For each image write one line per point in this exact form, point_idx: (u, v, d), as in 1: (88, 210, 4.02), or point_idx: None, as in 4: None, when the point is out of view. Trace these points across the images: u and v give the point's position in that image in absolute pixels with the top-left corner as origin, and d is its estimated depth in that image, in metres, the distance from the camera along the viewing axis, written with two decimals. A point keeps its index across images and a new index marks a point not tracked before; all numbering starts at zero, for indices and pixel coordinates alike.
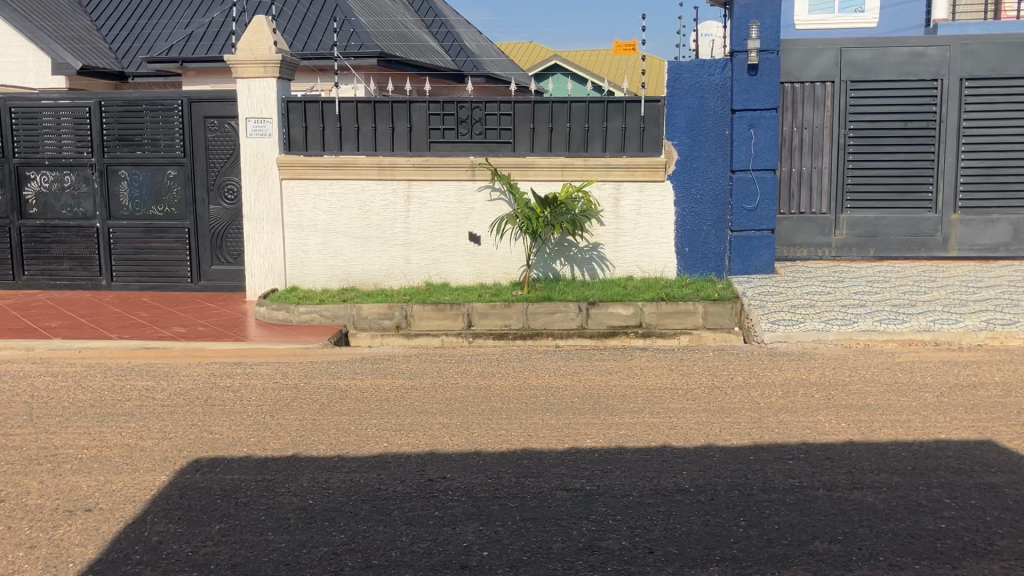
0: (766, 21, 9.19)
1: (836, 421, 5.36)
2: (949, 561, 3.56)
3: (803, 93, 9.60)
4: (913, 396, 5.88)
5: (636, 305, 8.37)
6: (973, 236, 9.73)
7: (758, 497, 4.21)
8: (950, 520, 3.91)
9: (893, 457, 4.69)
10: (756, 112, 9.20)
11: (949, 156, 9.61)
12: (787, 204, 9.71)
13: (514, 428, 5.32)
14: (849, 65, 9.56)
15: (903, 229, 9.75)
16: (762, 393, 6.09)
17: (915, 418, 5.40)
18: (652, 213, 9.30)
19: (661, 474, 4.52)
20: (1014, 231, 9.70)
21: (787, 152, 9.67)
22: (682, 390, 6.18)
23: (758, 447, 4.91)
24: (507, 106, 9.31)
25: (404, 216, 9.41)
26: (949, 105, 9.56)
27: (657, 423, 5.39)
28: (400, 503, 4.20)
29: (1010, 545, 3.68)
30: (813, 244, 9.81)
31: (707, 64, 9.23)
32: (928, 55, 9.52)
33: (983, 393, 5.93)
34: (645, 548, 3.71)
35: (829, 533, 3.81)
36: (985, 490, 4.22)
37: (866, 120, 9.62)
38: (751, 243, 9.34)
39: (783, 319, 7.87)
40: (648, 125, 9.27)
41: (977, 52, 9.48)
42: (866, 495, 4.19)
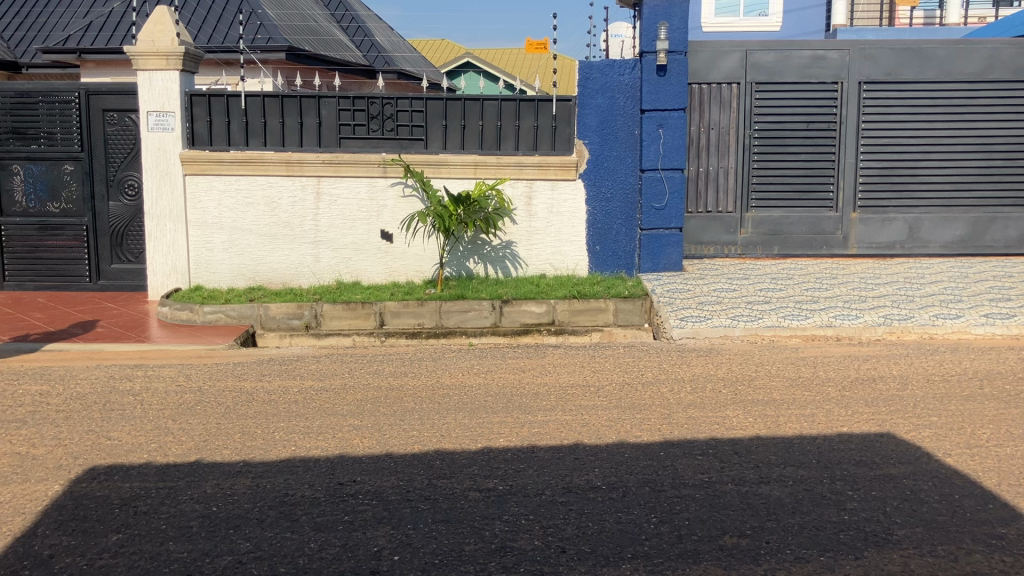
0: (675, 22, 9.35)
1: (743, 415, 5.47)
2: (851, 551, 3.64)
3: (710, 93, 9.80)
4: (816, 390, 6.05)
5: (549, 303, 8.38)
6: (871, 234, 10.04)
7: (668, 493, 4.25)
8: (852, 512, 4.01)
9: (797, 451, 4.80)
10: (664, 112, 9.37)
11: (849, 156, 9.90)
12: (694, 202, 9.94)
13: (425, 428, 5.26)
14: (754, 67, 9.77)
15: (805, 228, 10.03)
16: (671, 388, 6.18)
17: (819, 411, 5.54)
18: (564, 211, 9.36)
19: (574, 472, 4.52)
20: (909, 230, 10.03)
21: (695, 152, 9.86)
22: (594, 387, 6.22)
23: (668, 442, 4.97)
24: (419, 102, 9.23)
25: (313, 213, 9.23)
26: (849, 106, 9.85)
27: (570, 421, 5.41)
28: (308, 508, 4.10)
29: (909, 534, 3.79)
30: (720, 242, 10.05)
31: (617, 64, 9.33)
32: (829, 59, 9.79)
33: (882, 386, 6.14)
34: (558, 547, 3.71)
35: (737, 528, 3.86)
36: (885, 481, 4.34)
37: (770, 121, 9.86)
38: (659, 242, 9.53)
39: (691, 316, 8.01)
40: (560, 123, 9.33)
41: (874, 57, 9.79)
42: (773, 489, 4.27)
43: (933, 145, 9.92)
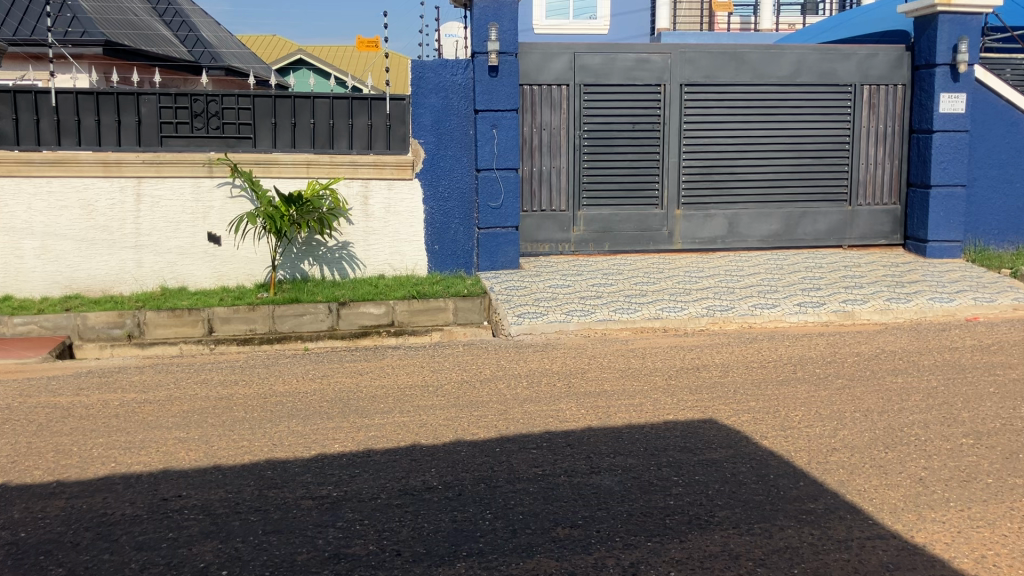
0: (505, 23, 9.46)
1: (575, 408, 5.61)
2: (676, 535, 3.80)
3: (541, 94, 10.00)
4: (645, 380, 6.29)
5: (387, 303, 8.30)
6: (694, 230, 10.52)
7: (504, 488, 4.30)
8: (677, 496, 4.18)
9: (626, 440, 4.96)
10: (497, 112, 9.47)
11: (672, 155, 10.32)
12: (528, 201, 10.12)
13: (257, 437, 5.11)
14: (582, 69, 10.03)
15: (633, 225, 10.39)
16: (508, 384, 6.26)
17: (647, 401, 5.74)
18: (400, 211, 9.31)
19: (410, 473, 4.51)
20: (729, 225, 10.56)
21: (528, 152, 10.04)
22: (431, 387, 6.21)
23: (503, 438, 5.03)
24: (246, 100, 8.97)
25: (134, 216, 8.78)
26: (671, 107, 10.27)
27: (407, 422, 5.39)
28: (128, 527, 3.90)
29: (729, 514, 3.98)
30: (554, 240, 10.26)
31: (450, 64, 9.36)
32: (652, 62, 10.17)
33: (705, 374, 6.45)
34: (393, 551, 3.68)
35: (569, 519, 3.96)
36: (708, 465, 4.55)
37: (599, 122, 10.16)
38: (497, 241, 9.60)
39: (527, 313, 8.15)
40: (394, 122, 9.29)
41: (694, 60, 10.25)
42: (604, 478, 4.40)
43: (748, 145, 10.47)
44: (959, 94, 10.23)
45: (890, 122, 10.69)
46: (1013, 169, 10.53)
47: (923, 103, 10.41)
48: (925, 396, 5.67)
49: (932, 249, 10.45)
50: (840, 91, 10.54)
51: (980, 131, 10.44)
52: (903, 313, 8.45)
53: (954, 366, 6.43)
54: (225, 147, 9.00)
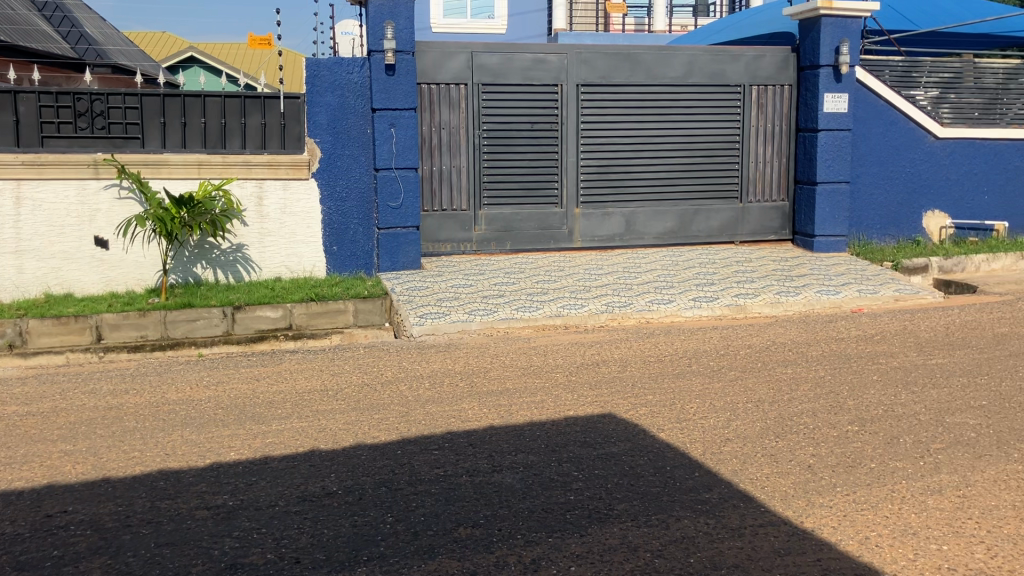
0: (401, 22, 9.38)
1: (477, 407, 5.62)
2: (576, 529, 3.84)
3: (438, 93, 9.97)
4: (546, 377, 6.34)
5: (285, 306, 8.15)
6: (593, 228, 10.66)
7: (405, 491, 4.27)
8: (578, 491, 4.23)
9: (528, 438, 4.99)
10: (394, 111, 9.40)
11: (570, 154, 10.44)
12: (428, 201, 10.08)
13: (149, 447, 4.95)
14: (479, 69, 10.05)
15: (534, 223, 10.46)
16: (409, 385, 6.23)
17: (548, 398, 5.80)
18: (297, 211, 9.15)
19: (309, 479, 4.44)
20: (626, 223, 10.74)
21: (427, 151, 10.00)
22: (331, 391, 6.13)
23: (404, 440, 5.00)
24: (133, 98, 8.68)
25: (13, 220, 8.39)
26: (568, 107, 10.38)
27: (306, 427, 5.30)
28: (9, 547, 3.72)
29: (628, 507, 4.05)
30: (455, 240, 10.25)
31: (345, 62, 9.24)
32: (549, 62, 10.26)
33: (605, 369, 6.55)
34: (291, 558, 3.62)
35: (471, 519, 3.96)
36: (607, 459, 4.62)
37: (497, 121, 10.19)
38: (397, 241, 9.54)
39: (429, 313, 8.12)
40: (289, 121, 9.13)
41: (589, 61, 10.39)
42: (505, 476, 4.42)
43: (644, 144, 10.67)
44: (841, 94, 10.63)
45: (778, 121, 11.06)
46: (892, 166, 11.02)
47: (808, 103, 10.79)
48: (813, 386, 5.88)
49: (819, 243, 10.85)
50: (730, 91, 10.84)
51: (862, 130, 10.88)
52: (792, 306, 8.75)
53: (840, 356, 6.69)
54: (110, 147, 8.68)
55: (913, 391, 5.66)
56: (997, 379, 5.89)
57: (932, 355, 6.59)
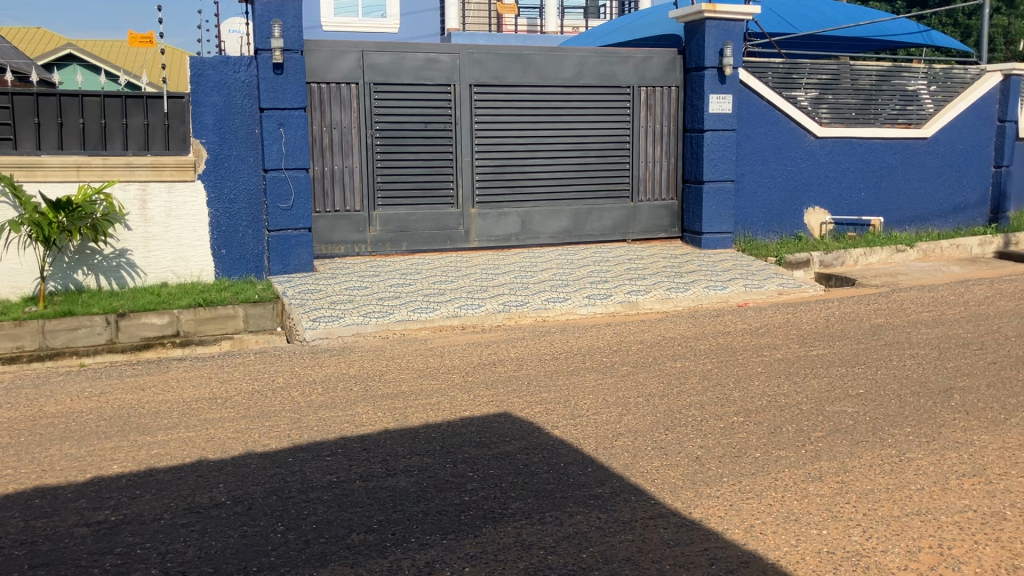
0: (289, 20, 9.21)
1: (372, 411, 5.56)
2: (470, 530, 3.84)
3: (329, 93, 9.83)
4: (442, 379, 6.31)
5: (171, 313, 7.90)
6: (489, 228, 10.68)
7: (296, 499, 4.19)
8: (472, 492, 4.23)
9: (423, 440, 4.97)
10: (283, 111, 9.23)
11: (465, 154, 10.44)
12: (321, 202, 9.93)
13: (24, 464, 4.72)
14: (371, 68, 9.95)
15: (430, 224, 10.42)
16: (302, 391, 6.11)
17: (444, 399, 5.78)
18: (183, 215, 8.90)
19: (196, 490, 4.31)
20: (522, 223, 10.81)
21: (319, 152, 9.85)
22: (221, 399, 5.97)
23: (296, 447, 4.91)
24: (5, 98, 8.29)
25: None
26: (461, 107, 10.38)
27: (193, 437, 5.15)
28: None
29: (522, 506, 4.07)
30: (350, 241, 10.12)
31: (232, 61, 9.02)
32: (441, 62, 10.24)
33: (500, 368, 6.57)
34: (177, 573, 3.51)
35: (364, 524, 3.91)
36: (501, 459, 4.64)
37: (390, 121, 10.11)
38: (288, 243, 9.36)
39: (323, 316, 8.00)
40: (173, 121, 8.84)
41: (482, 61, 10.41)
42: (399, 480, 4.38)
43: (538, 144, 10.76)
44: (725, 95, 10.95)
45: (666, 121, 11.31)
46: (775, 165, 11.41)
47: (694, 103, 11.07)
48: (701, 379, 6.04)
49: (707, 240, 11.15)
50: (619, 92, 11.03)
51: (746, 129, 11.22)
52: (682, 301, 8.97)
53: (727, 349, 6.90)
54: None
55: (795, 382, 5.88)
56: (872, 367, 6.17)
57: (814, 346, 6.85)
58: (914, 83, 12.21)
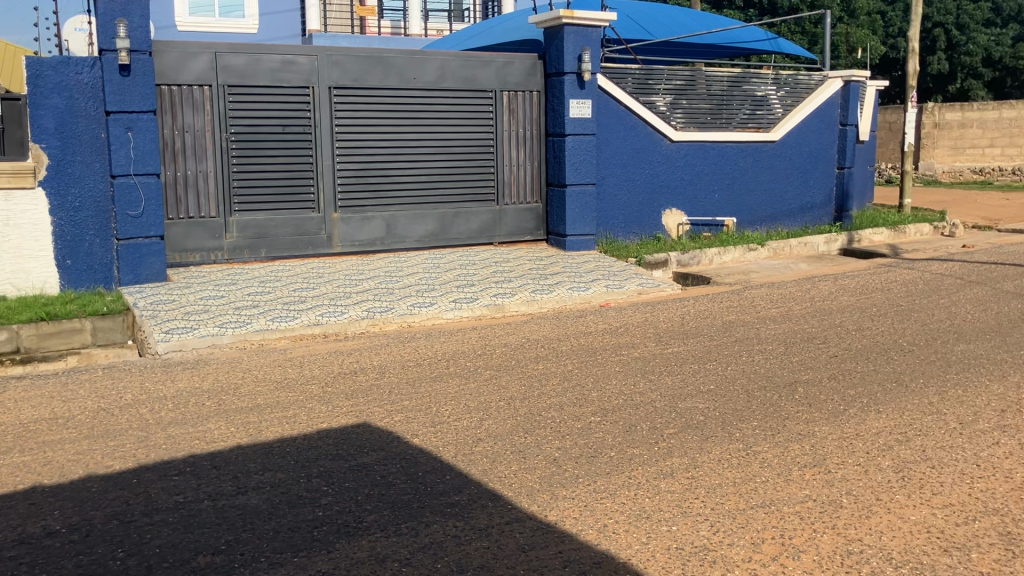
0: (135, 20, 8.80)
1: (224, 427, 5.36)
2: (323, 547, 3.75)
3: (181, 96, 9.48)
4: (300, 390, 6.15)
5: (10, 328, 7.43)
6: (352, 233, 10.52)
7: (139, 523, 3.99)
8: (326, 507, 4.13)
9: (277, 455, 4.83)
10: (132, 114, 8.82)
11: (326, 158, 10.24)
12: (174, 208, 9.56)
13: None
14: (224, 70, 9.65)
15: (290, 229, 10.18)
16: (151, 408, 5.84)
17: (301, 411, 5.64)
18: (22, 224, 8.45)
19: (29, 519, 4.05)
20: (386, 227, 10.69)
21: (170, 156, 9.48)
22: (61, 419, 5.64)
23: (141, 468, 4.69)
24: None
25: None
26: (321, 110, 10.18)
27: (28, 462, 4.84)
28: None
29: (377, 518, 4.00)
30: (205, 249, 9.77)
31: (73, 61, 8.57)
32: (298, 64, 10.03)
33: (361, 377, 6.46)
34: None
35: (211, 546, 3.76)
36: (358, 471, 4.55)
37: (246, 124, 9.82)
38: (139, 252, 8.94)
39: (176, 328, 7.69)
40: (8, 125, 8.38)
41: (341, 63, 10.24)
42: (251, 498, 4.24)
43: (401, 148, 10.66)
44: (585, 100, 11.14)
45: (528, 125, 11.41)
46: (634, 168, 11.69)
47: (555, 108, 11.21)
48: (561, 380, 6.11)
49: (570, 242, 11.32)
50: (482, 96, 11.06)
51: (606, 134, 11.44)
52: (546, 303, 9.05)
53: (587, 350, 7.00)
54: None
55: (651, 380, 6.01)
56: (724, 363, 6.38)
57: (670, 345, 7.04)
58: (763, 89, 12.71)
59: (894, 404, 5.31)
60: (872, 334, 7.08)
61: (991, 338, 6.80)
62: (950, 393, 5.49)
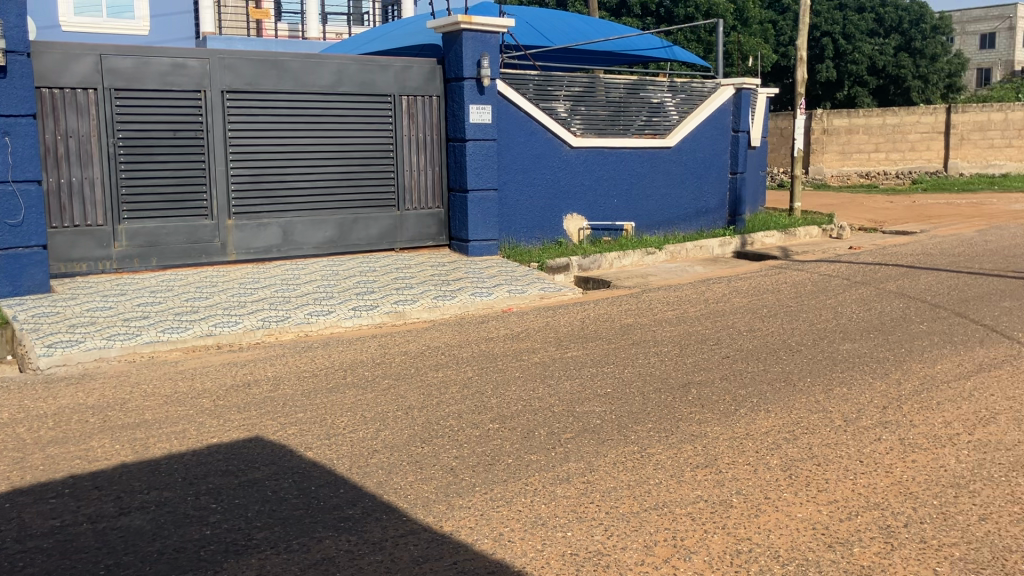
0: (11, 19, 8.40)
1: (108, 445, 5.14)
2: (210, 567, 3.62)
3: (63, 99, 9.10)
4: (190, 404, 5.95)
5: None
6: (248, 240, 10.27)
7: (11, 550, 3.79)
8: (214, 525, 4.00)
9: (163, 473, 4.65)
10: (9, 118, 8.45)
11: (219, 164, 9.97)
12: (58, 216, 9.18)
13: None
14: (110, 73, 9.32)
15: (182, 237, 9.88)
16: (29, 427, 5.56)
17: (190, 426, 5.46)
18: None
19: None
20: (283, 234, 10.47)
21: (53, 162, 9.10)
22: None
23: (16, 491, 4.45)
24: None
25: None
26: (213, 115, 9.91)
27: None
28: None
29: (268, 535, 3.89)
30: (92, 257, 9.41)
31: None
32: (189, 67, 9.74)
33: (255, 389, 6.30)
34: None
35: (90, 571, 3.59)
36: (249, 487, 4.42)
37: (134, 129, 9.50)
38: (19, 262, 8.56)
39: (60, 342, 7.36)
40: None
41: (234, 66, 9.99)
42: (134, 519, 4.07)
43: (298, 153, 10.46)
44: (485, 105, 11.13)
45: (427, 130, 11.34)
46: (534, 173, 11.75)
47: (455, 113, 11.18)
48: (460, 388, 6.08)
49: (472, 247, 11.30)
50: (380, 101, 10.95)
51: (506, 139, 11.46)
52: (448, 309, 9.01)
53: (487, 356, 6.99)
54: None
55: (550, 385, 6.03)
56: (620, 366, 6.46)
57: (569, 349, 7.08)
58: (659, 95, 12.95)
59: (782, 403, 5.46)
60: (763, 335, 7.27)
61: (874, 337, 7.06)
62: (836, 391, 5.67)
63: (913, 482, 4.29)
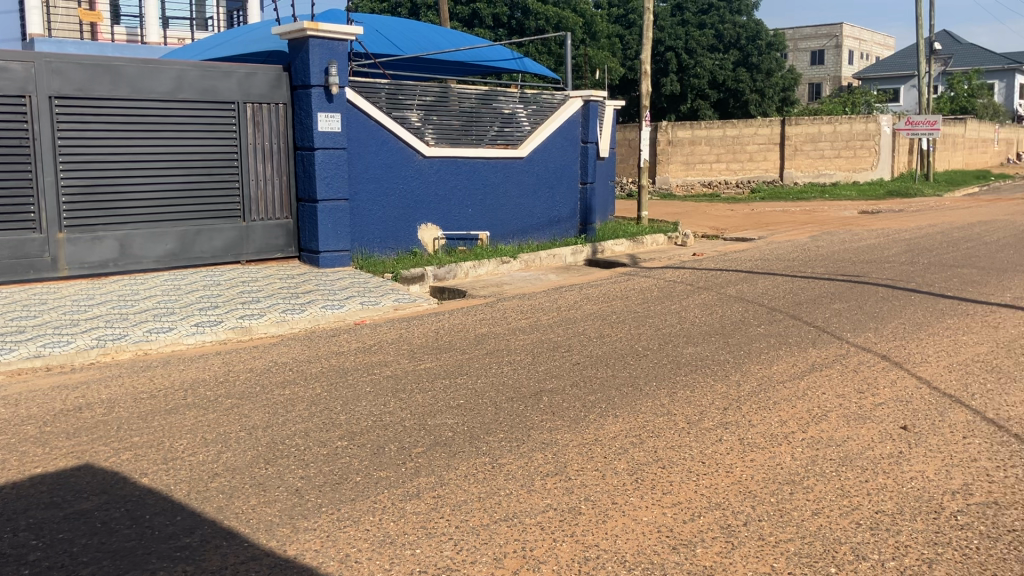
0: None
1: None
2: None
3: None
4: (12, 432, 5.53)
5: None
6: (81, 254, 9.70)
7: None
8: (34, 563, 3.71)
9: None
10: None
11: (47, 174, 9.40)
12: None
13: None
14: None
15: (7, 251, 9.30)
16: None
17: (11, 457, 5.06)
18: None
19: None
20: (120, 247, 9.94)
21: None
22: None
23: None
24: None
25: None
26: (40, 121, 9.33)
27: None
28: None
29: (94, 570, 3.65)
30: None
31: None
32: (11, 71, 9.15)
33: (87, 414, 5.92)
34: None
35: None
36: (74, 519, 4.13)
37: None
38: None
39: None
40: None
41: (62, 71, 9.43)
42: None
43: (135, 162, 9.94)
44: (333, 113, 10.90)
45: (275, 139, 11.01)
46: (385, 183, 11.61)
47: (303, 121, 10.90)
48: (308, 405, 5.90)
49: (323, 259, 11.05)
50: (223, 108, 10.56)
51: (356, 148, 11.27)
52: (297, 323, 8.76)
53: (337, 370, 6.82)
54: None
55: (402, 399, 5.93)
56: (473, 377, 6.43)
57: (421, 361, 7.00)
58: (510, 106, 13.05)
59: (629, 408, 5.56)
60: (612, 341, 7.41)
61: (715, 340, 7.31)
62: (679, 395, 5.82)
63: (751, 481, 4.44)
